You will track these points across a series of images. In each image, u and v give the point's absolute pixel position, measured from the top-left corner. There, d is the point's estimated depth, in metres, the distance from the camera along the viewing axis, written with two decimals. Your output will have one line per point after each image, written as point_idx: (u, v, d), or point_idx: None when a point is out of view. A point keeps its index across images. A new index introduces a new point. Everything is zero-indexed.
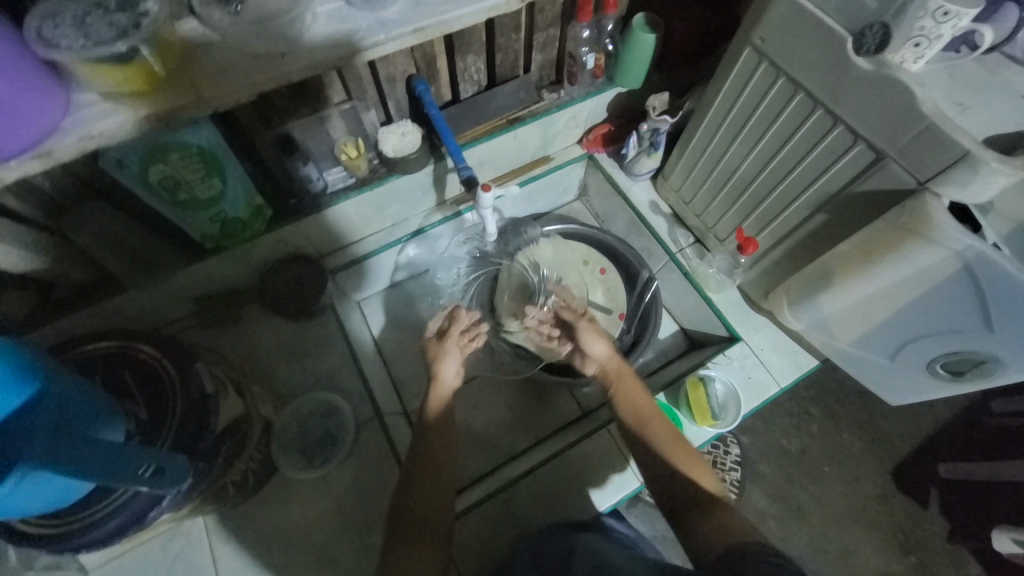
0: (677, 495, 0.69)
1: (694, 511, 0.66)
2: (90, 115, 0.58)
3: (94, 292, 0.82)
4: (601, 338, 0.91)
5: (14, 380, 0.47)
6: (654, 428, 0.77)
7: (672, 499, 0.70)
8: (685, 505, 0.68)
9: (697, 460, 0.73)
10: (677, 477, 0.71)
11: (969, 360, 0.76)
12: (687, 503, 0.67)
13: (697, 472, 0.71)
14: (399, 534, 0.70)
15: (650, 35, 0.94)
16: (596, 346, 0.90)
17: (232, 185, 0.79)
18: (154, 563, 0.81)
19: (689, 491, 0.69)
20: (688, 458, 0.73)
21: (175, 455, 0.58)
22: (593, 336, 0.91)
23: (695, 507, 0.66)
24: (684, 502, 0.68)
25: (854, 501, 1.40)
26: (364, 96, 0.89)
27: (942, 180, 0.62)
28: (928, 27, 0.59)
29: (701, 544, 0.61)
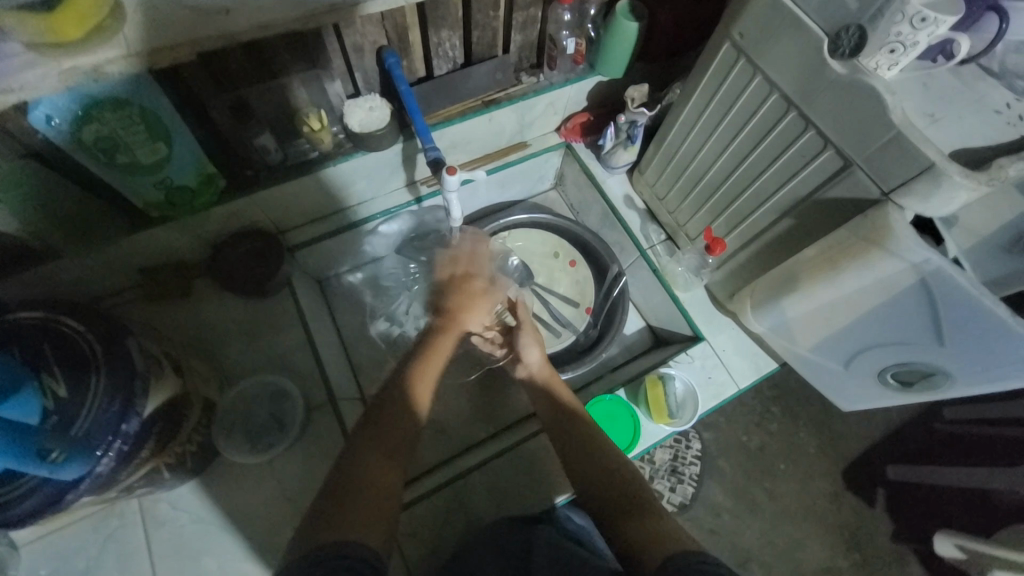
0: (612, 500, 0.68)
1: (627, 518, 0.65)
2: (10, 66, 0.52)
3: (22, 258, 0.76)
4: (537, 345, 0.90)
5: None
6: (596, 433, 0.77)
7: (605, 504, 0.68)
8: (616, 510, 0.66)
9: (627, 463, 0.73)
10: (619, 480, 0.70)
11: (918, 370, 0.77)
12: (622, 508, 0.66)
13: (633, 475, 0.71)
14: None
15: (632, 24, 0.91)
16: (533, 352, 0.89)
17: (179, 152, 0.75)
18: (85, 544, 0.78)
19: (626, 496, 0.68)
20: (620, 463, 0.73)
21: (107, 441, 0.56)
22: (531, 342, 0.89)
23: (636, 511, 0.65)
24: (616, 508, 0.67)
25: (806, 499, 1.44)
26: (330, 66, 0.84)
27: (904, 191, 0.62)
28: (905, 33, 0.57)
29: (633, 548, 0.60)
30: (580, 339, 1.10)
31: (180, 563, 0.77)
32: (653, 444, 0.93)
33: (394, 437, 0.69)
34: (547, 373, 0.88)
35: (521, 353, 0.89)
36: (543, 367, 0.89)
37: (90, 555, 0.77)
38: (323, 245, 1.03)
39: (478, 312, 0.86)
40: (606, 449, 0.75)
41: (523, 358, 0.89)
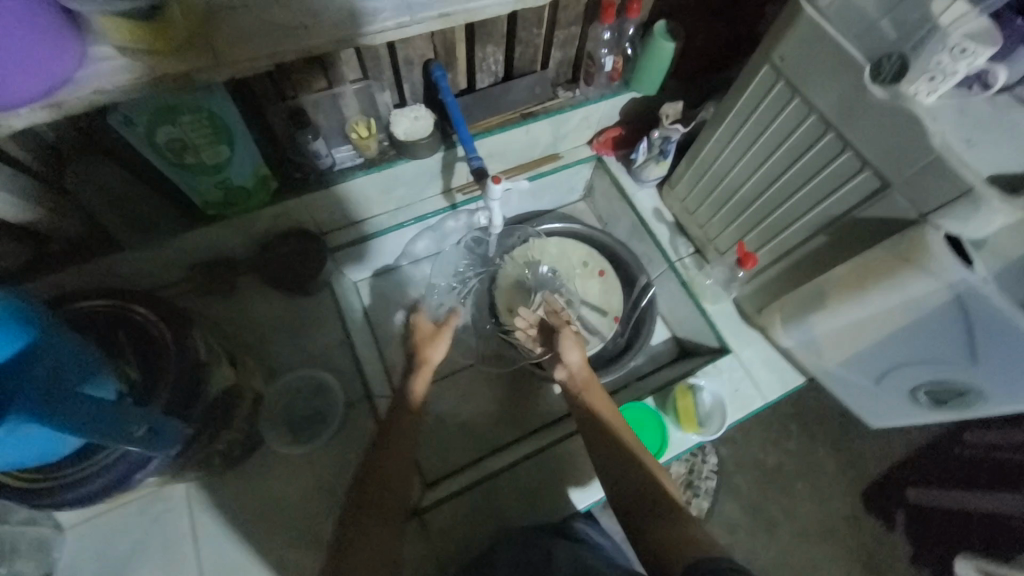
0: (640, 504, 0.70)
1: (657, 519, 0.67)
2: (105, 69, 0.56)
3: (89, 250, 0.81)
4: (578, 348, 0.92)
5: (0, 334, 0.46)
6: (623, 437, 0.79)
7: (632, 504, 0.71)
8: (645, 512, 0.69)
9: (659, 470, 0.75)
10: (645, 486, 0.72)
11: (951, 388, 0.78)
12: (652, 509, 0.69)
13: (662, 480, 0.74)
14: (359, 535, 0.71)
15: (669, 44, 0.94)
16: (573, 354, 0.91)
17: (239, 154, 0.79)
18: (131, 528, 0.81)
19: (655, 497, 0.70)
20: (652, 466, 0.75)
21: (168, 419, 0.60)
22: (571, 344, 0.92)
23: (664, 518, 0.67)
24: (646, 507, 0.69)
25: (823, 519, 1.43)
26: (381, 77, 0.89)
27: (943, 213, 0.63)
28: (944, 62, 0.60)
29: (663, 555, 0.62)
30: (608, 347, 1.12)
31: (222, 548, 0.80)
32: (680, 453, 0.95)
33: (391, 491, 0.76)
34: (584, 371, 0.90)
35: (562, 354, 0.91)
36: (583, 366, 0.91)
37: (136, 538, 0.80)
38: (363, 247, 1.07)
39: (438, 347, 0.94)
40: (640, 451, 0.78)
41: (561, 357, 0.91)
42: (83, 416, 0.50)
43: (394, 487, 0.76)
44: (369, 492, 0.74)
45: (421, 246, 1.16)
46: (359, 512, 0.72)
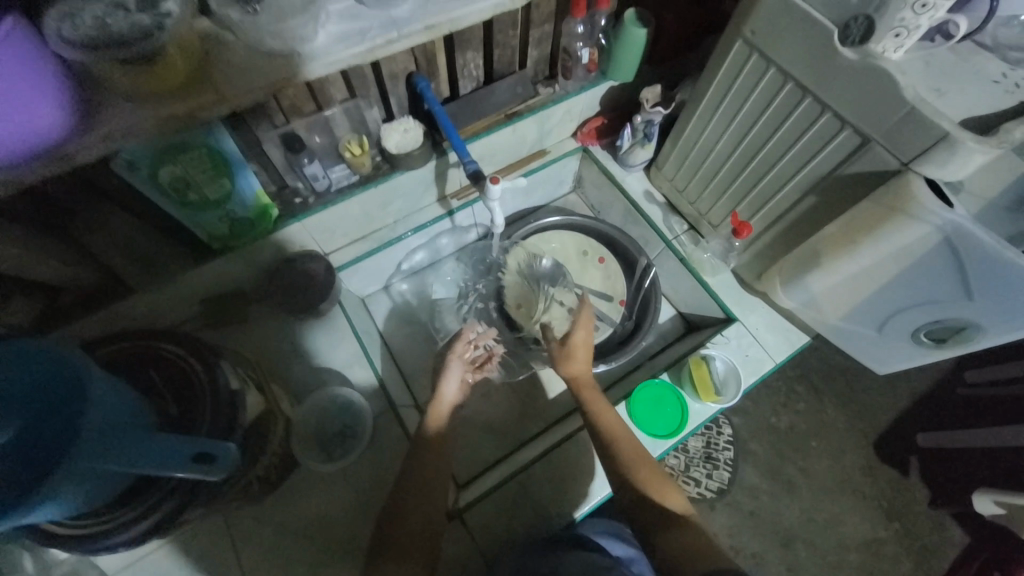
0: (647, 513, 0.74)
1: (663, 534, 0.71)
2: (110, 117, 0.57)
3: (101, 296, 0.81)
4: (577, 355, 0.93)
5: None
6: (624, 443, 0.81)
7: (640, 514, 0.74)
8: (652, 525, 0.73)
9: (665, 480, 0.78)
10: (646, 496, 0.75)
11: (950, 326, 0.81)
12: (657, 524, 0.72)
13: (662, 490, 0.76)
14: (394, 553, 0.71)
15: (641, 30, 0.97)
16: (573, 363, 0.92)
17: (241, 186, 0.80)
18: (176, 566, 0.81)
19: (658, 508, 0.74)
20: (655, 478, 0.77)
21: (221, 441, 0.61)
22: (570, 354, 0.93)
23: (669, 526, 0.71)
24: (651, 521, 0.73)
25: (841, 473, 1.47)
26: (367, 94, 0.90)
27: (922, 161, 0.67)
28: (908, 18, 0.63)
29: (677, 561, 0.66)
30: (618, 329, 1.16)
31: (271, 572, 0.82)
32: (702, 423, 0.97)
33: (418, 549, 0.72)
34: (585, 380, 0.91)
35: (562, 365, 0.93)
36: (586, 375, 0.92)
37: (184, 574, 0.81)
38: (367, 262, 1.09)
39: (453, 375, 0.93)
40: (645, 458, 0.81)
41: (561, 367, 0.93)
42: (128, 447, 0.53)
43: (431, 494, 0.78)
44: (399, 536, 0.73)
45: (420, 257, 1.19)
46: (388, 555, 0.71)
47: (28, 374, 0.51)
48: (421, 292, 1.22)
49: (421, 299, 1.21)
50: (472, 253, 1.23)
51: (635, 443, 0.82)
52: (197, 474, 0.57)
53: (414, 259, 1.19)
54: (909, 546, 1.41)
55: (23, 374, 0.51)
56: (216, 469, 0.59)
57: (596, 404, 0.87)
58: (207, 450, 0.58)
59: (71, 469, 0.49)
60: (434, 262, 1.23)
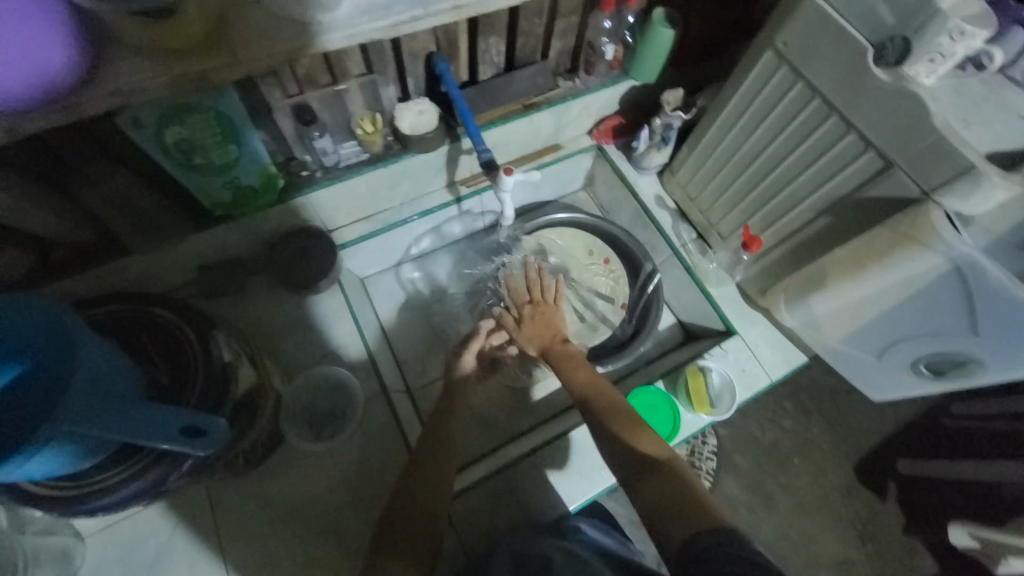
0: (629, 467, 0.70)
1: (644, 479, 0.67)
2: (119, 71, 0.55)
3: (96, 255, 0.79)
4: (540, 327, 0.96)
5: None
6: (600, 404, 0.80)
7: (623, 468, 0.70)
8: (633, 473, 0.69)
9: (645, 429, 0.75)
10: (627, 447, 0.72)
11: (951, 359, 0.81)
12: (637, 470, 0.68)
13: (643, 439, 0.72)
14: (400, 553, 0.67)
15: (669, 31, 0.94)
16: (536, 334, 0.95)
17: (247, 154, 0.78)
18: (154, 532, 0.80)
19: (638, 458, 0.70)
20: (632, 426, 0.75)
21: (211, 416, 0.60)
22: (531, 326, 0.96)
23: (651, 474, 0.67)
24: (632, 468, 0.69)
25: (820, 492, 1.48)
26: (385, 71, 0.87)
27: (944, 190, 0.65)
28: (944, 44, 0.62)
29: (658, 515, 0.61)
30: (617, 333, 1.15)
31: (248, 546, 0.81)
32: (693, 434, 0.97)
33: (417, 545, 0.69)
34: (557, 348, 0.94)
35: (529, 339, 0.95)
36: (557, 345, 0.94)
37: (161, 540, 0.80)
38: (369, 242, 1.07)
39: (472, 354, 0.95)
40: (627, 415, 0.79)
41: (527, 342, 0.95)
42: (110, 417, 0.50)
43: (430, 478, 0.76)
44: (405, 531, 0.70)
45: (428, 242, 1.18)
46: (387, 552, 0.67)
47: (17, 327, 0.50)
48: (425, 277, 1.20)
49: (424, 285, 1.20)
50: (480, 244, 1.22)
51: (612, 399, 0.81)
52: (178, 446, 0.54)
53: (422, 244, 1.18)
54: (880, 570, 1.43)
55: (15, 330, 0.50)
56: (203, 443, 0.56)
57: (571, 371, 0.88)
58: (198, 423, 0.57)
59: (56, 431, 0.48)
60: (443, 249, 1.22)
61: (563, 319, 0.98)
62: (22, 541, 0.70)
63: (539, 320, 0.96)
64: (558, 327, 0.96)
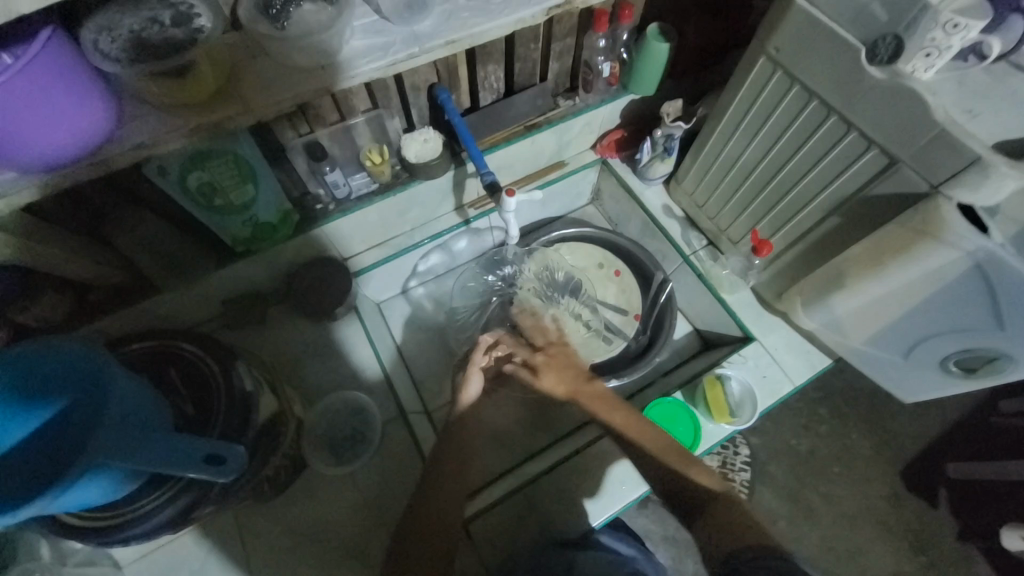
0: (683, 498, 0.74)
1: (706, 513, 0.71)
2: (142, 126, 0.60)
3: (128, 295, 0.84)
4: (559, 372, 0.88)
5: (26, 410, 0.54)
6: (641, 435, 0.79)
7: (677, 500, 0.74)
8: (689, 507, 0.73)
9: (692, 459, 0.77)
10: (679, 479, 0.74)
11: (981, 356, 0.78)
12: (697, 505, 0.72)
13: (692, 470, 0.75)
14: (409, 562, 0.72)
15: (663, 44, 0.96)
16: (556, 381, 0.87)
17: (264, 192, 0.82)
18: (188, 559, 0.83)
19: (693, 490, 0.73)
20: (682, 458, 0.77)
21: (231, 444, 0.61)
22: (550, 373, 0.87)
23: (708, 507, 0.71)
24: (690, 502, 0.73)
25: (863, 502, 1.41)
26: (389, 105, 0.92)
27: (954, 183, 0.65)
28: (938, 38, 0.63)
29: (718, 544, 0.66)
30: (631, 345, 1.14)
31: (276, 571, 0.83)
32: (716, 444, 0.95)
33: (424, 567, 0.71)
34: (583, 389, 0.85)
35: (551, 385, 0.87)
36: (583, 385, 0.86)
37: (194, 567, 0.82)
38: (383, 267, 1.11)
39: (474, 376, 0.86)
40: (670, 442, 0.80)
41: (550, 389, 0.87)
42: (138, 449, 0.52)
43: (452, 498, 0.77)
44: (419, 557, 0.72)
45: (435, 259, 1.19)
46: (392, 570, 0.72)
47: (58, 366, 0.55)
48: (436, 296, 1.22)
49: (435, 305, 1.22)
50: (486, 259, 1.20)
51: (654, 435, 0.80)
52: (206, 475, 0.57)
53: (430, 261, 1.19)
54: None
55: (59, 370, 0.54)
56: (227, 471, 0.58)
57: (602, 408, 0.83)
58: (220, 452, 0.59)
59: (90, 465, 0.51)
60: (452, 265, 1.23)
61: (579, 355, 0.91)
62: (64, 573, 0.72)
63: (558, 363, 0.88)
64: (579, 365, 0.89)
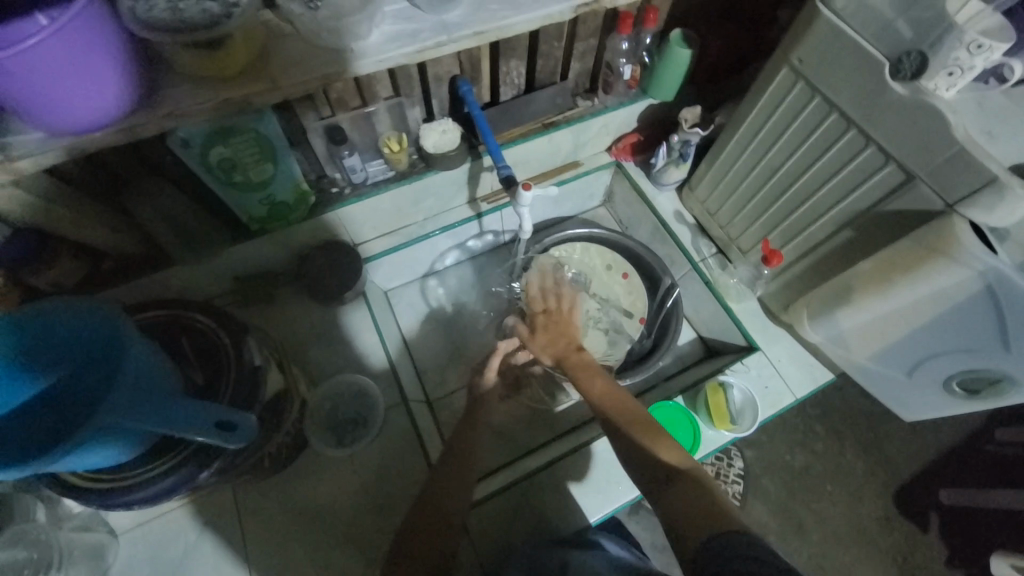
0: (650, 476, 0.68)
1: (668, 490, 0.65)
2: (170, 95, 0.61)
3: (141, 265, 0.85)
4: (549, 336, 0.93)
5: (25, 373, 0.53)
6: (617, 408, 0.79)
7: (642, 476, 0.70)
8: (654, 483, 0.68)
9: (667, 438, 0.73)
10: (645, 454, 0.71)
11: (984, 377, 0.78)
12: (659, 482, 0.67)
13: (662, 448, 0.71)
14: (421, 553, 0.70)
15: (685, 50, 0.97)
16: (544, 342, 0.92)
17: (283, 171, 0.83)
18: (183, 531, 0.83)
19: (657, 466, 0.69)
20: (654, 435, 0.73)
21: (241, 413, 0.64)
22: (540, 336, 0.93)
23: (670, 484, 0.65)
24: (655, 477, 0.68)
25: (855, 521, 1.41)
26: (411, 94, 0.92)
27: (969, 203, 0.65)
28: (962, 58, 0.62)
29: (675, 521, 0.60)
30: (635, 347, 1.15)
31: (269, 549, 0.83)
32: (712, 451, 0.96)
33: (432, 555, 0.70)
34: (571, 355, 0.90)
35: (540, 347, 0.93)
36: (573, 352, 0.90)
37: (188, 540, 0.83)
38: (393, 255, 1.11)
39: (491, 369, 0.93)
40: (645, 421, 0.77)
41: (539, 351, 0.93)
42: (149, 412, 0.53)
43: (454, 486, 0.77)
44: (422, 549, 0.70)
45: (452, 257, 1.22)
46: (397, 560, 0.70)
47: (69, 323, 0.55)
48: (449, 291, 1.23)
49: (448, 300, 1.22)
50: (500, 257, 1.25)
51: (634, 409, 0.79)
52: (213, 440, 0.58)
53: (448, 259, 1.22)
54: None
55: (71, 330, 0.55)
56: (236, 438, 0.61)
57: (586, 373, 0.86)
58: (229, 419, 0.60)
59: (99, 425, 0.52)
60: (468, 262, 1.25)
61: (574, 324, 0.96)
62: (59, 536, 0.74)
63: (553, 328, 0.94)
64: (572, 334, 0.93)
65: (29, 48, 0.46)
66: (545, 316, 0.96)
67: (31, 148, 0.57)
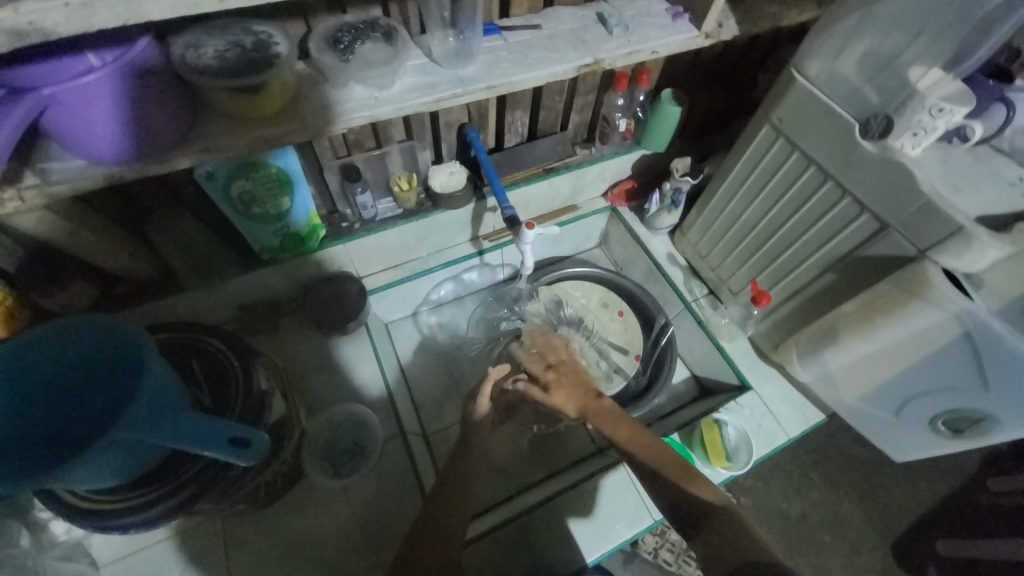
0: (688, 514, 0.70)
1: (705, 527, 0.67)
2: (206, 132, 0.65)
3: (153, 289, 0.87)
4: (565, 388, 0.89)
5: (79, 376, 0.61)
6: (647, 451, 0.79)
7: (678, 514, 0.71)
8: (691, 522, 0.69)
9: (694, 474, 0.75)
10: (681, 493, 0.72)
11: (967, 417, 0.81)
12: (696, 520, 0.68)
13: (695, 485, 0.73)
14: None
15: (676, 108, 1.05)
16: (562, 397, 0.88)
17: (298, 204, 0.87)
18: (167, 564, 0.81)
19: (694, 503, 0.70)
20: (685, 471, 0.75)
21: (256, 431, 0.64)
22: (557, 391, 0.89)
23: (708, 522, 0.67)
24: (692, 515, 0.69)
25: (853, 574, 1.38)
26: (423, 138, 0.99)
27: (940, 249, 0.70)
28: (925, 120, 0.70)
29: (719, 558, 0.62)
30: (631, 384, 1.17)
31: None
32: None
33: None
34: (593, 405, 0.87)
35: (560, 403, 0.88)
36: (592, 402, 0.87)
37: (172, 575, 0.80)
38: (396, 289, 1.14)
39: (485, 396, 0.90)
40: (674, 458, 0.78)
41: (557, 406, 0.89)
42: (164, 425, 0.55)
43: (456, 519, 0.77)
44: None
45: (449, 289, 1.24)
46: None
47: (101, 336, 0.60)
48: (445, 324, 1.26)
49: (445, 334, 1.25)
50: (497, 293, 1.28)
51: (660, 448, 0.79)
52: (229, 457, 0.59)
53: (445, 291, 1.24)
54: None
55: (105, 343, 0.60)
56: (249, 454, 0.61)
57: (609, 420, 0.84)
58: (248, 437, 0.62)
59: (109, 439, 0.53)
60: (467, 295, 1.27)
61: (586, 372, 0.93)
62: (44, 563, 0.73)
63: (569, 380, 0.90)
64: (588, 382, 0.90)
65: (84, 84, 0.53)
66: (558, 370, 0.92)
67: (71, 175, 0.61)
